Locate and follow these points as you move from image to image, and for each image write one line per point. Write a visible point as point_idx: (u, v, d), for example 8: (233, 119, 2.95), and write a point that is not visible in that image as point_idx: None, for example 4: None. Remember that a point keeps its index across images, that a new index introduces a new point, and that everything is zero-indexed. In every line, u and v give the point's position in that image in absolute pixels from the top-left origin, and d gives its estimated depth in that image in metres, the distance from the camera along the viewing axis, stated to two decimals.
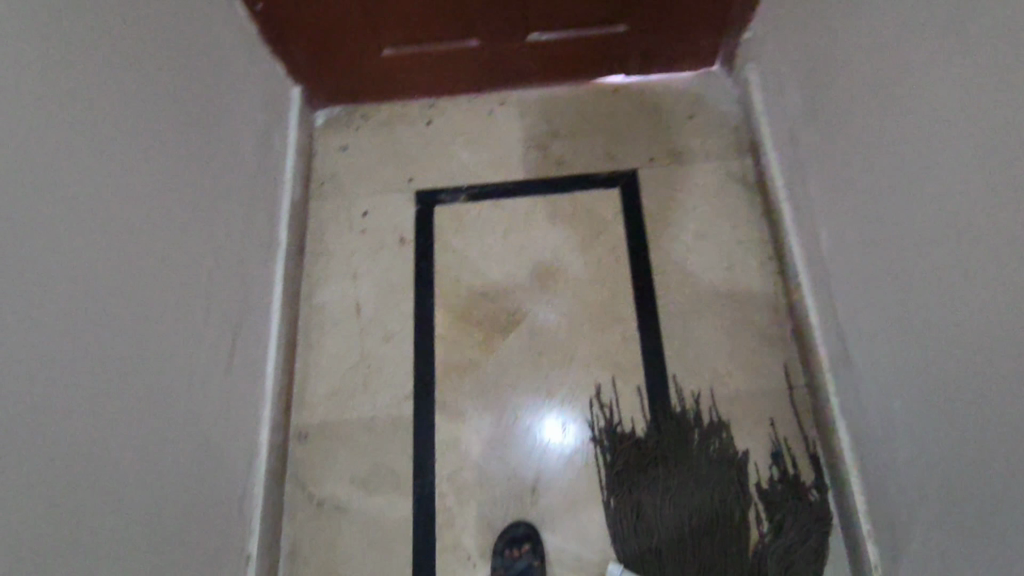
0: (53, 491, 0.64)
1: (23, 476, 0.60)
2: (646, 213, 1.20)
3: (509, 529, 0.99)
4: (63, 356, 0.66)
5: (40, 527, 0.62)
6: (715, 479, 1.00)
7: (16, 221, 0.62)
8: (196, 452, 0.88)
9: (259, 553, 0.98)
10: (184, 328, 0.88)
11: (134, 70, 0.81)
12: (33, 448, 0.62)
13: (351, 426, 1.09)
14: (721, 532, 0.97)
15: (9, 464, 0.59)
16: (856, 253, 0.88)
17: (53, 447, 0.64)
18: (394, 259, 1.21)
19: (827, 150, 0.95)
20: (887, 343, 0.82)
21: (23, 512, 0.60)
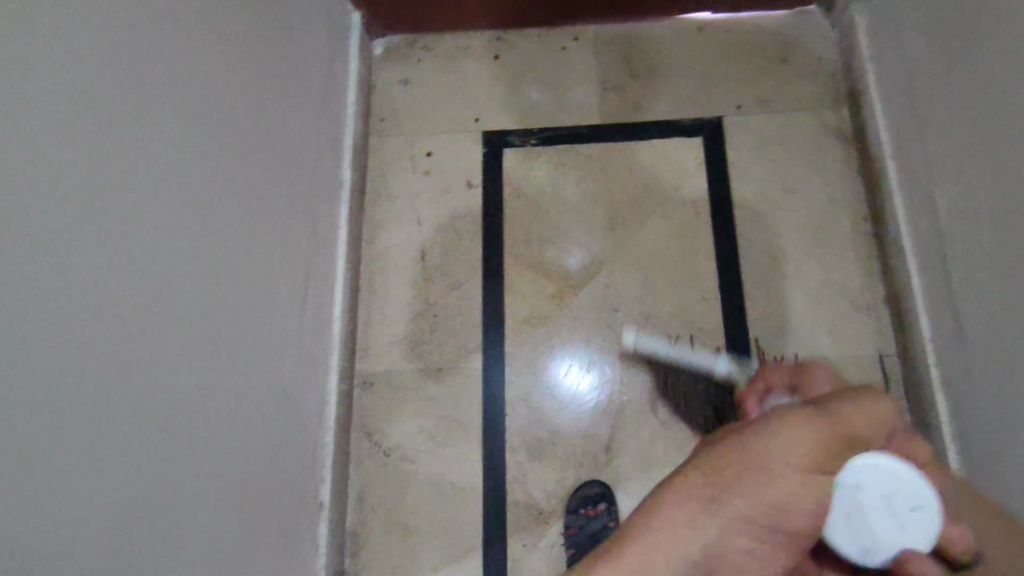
0: (153, 444, 0.61)
1: (119, 440, 0.56)
2: (732, 165, 1.13)
3: (586, 488, 0.97)
4: (153, 306, 0.62)
5: (142, 484, 0.59)
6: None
7: (99, 158, 0.56)
8: (271, 402, 0.85)
9: (330, 500, 0.96)
10: (258, 272, 0.83)
11: None
12: (133, 402, 0.58)
13: (418, 375, 1.06)
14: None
15: (109, 421, 0.55)
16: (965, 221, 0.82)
17: (150, 399, 0.61)
18: (461, 204, 1.15)
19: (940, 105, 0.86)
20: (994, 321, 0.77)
21: (124, 469, 0.57)
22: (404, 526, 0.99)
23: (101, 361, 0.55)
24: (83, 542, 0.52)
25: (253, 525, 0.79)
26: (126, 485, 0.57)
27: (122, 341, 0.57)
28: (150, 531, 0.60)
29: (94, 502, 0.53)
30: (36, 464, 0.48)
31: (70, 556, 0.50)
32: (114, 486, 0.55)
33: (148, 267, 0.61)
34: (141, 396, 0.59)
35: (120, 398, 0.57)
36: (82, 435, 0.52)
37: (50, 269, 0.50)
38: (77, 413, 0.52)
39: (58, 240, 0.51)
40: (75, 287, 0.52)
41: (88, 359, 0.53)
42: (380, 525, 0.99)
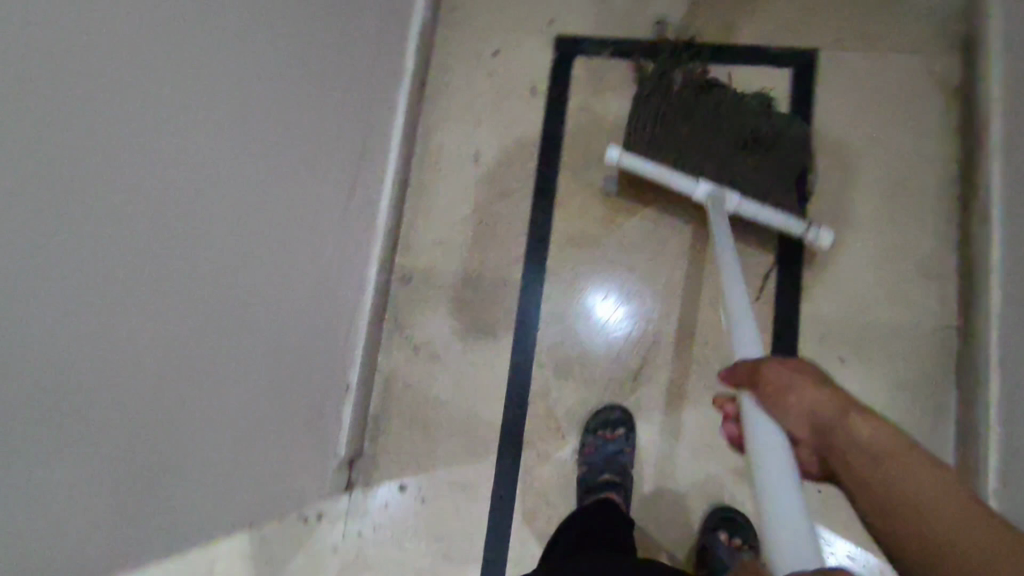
0: (196, 299, 0.62)
1: (161, 288, 0.57)
2: (818, 105, 1.04)
3: (594, 422, 0.97)
4: (208, 165, 0.61)
5: (183, 334, 0.61)
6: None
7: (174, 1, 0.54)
8: (310, 281, 0.85)
9: (357, 385, 0.99)
10: (310, 150, 0.82)
11: None
12: (182, 255, 0.59)
13: (455, 278, 1.06)
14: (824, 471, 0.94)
15: (157, 267, 0.56)
16: None
17: (198, 255, 0.62)
18: (522, 111, 1.11)
19: None
20: None
21: (169, 318, 0.59)
22: (424, 420, 1.02)
23: (152, 209, 0.54)
24: (120, 377, 0.53)
25: (280, 393, 0.82)
26: (164, 333, 0.58)
27: (175, 193, 0.57)
28: (180, 380, 0.62)
29: (132, 344, 0.54)
30: (87, 295, 0.49)
31: (107, 388, 0.52)
32: (154, 329, 0.57)
33: (208, 126, 0.61)
34: (186, 249, 0.60)
35: (167, 248, 0.57)
36: (131, 278, 0.53)
37: (121, 104, 0.49)
38: (129, 258, 0.52)
39: (129, 76, 0.49)
40: (140, 130, 0.51)
41: (142, 204, 0.53)
42: (402, 414, 1.02)
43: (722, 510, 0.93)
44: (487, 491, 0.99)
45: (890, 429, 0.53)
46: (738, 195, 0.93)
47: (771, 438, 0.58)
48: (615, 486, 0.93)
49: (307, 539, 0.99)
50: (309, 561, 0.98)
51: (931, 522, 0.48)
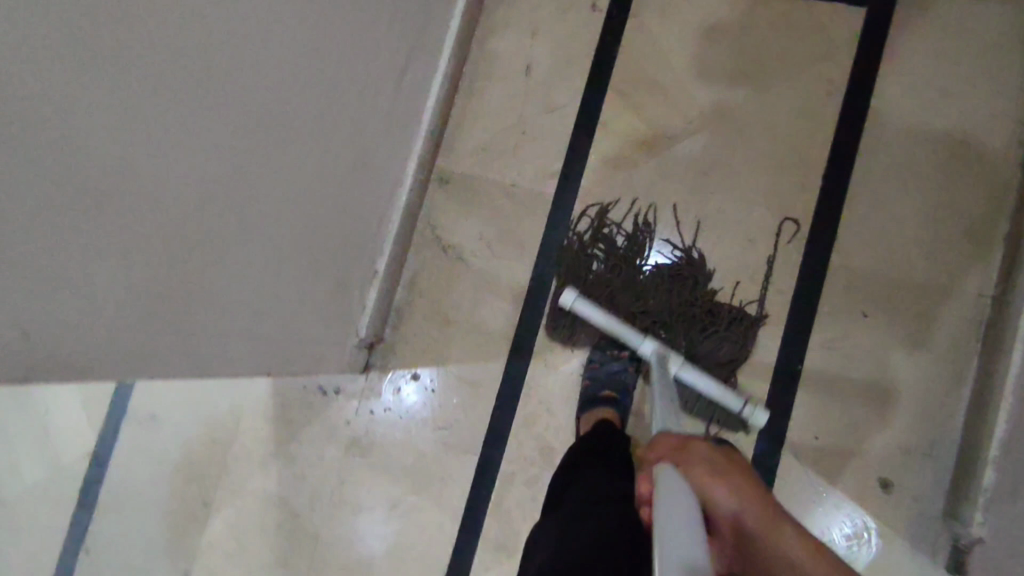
0: (246, 152, 0.66)
1: (223, 133, 0.61)
2: (888, 51, 0.99)
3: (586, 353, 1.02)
4: (274, 26, 0.64)
5: (234, 183, 0.66)
6: (841, 369, 0.95)
7: None
8: (354, 165, 0.89)
9: (385, 274, 1.04)
10: (368, 35, 0.84)
11: None
12: (243, 108, 0.64)
13: (492, 186, 1.08)
14: (825, 419, 0.95)
15: (215, 113, 0.59)
16: None
17: (253, 111, 0.65)
18: (581, 26, 1.09)
19: None
20: None
21: (223, 165, 0.63)
22: (444, 317, 1.06)
23: (225, 53, 0.58)
24: (179, 205, 0.59)
25: (313, 265, 0.87)
26: (217, 178, 0.63)
27: (245, 41, 0.60)
28: (227, 225, 0.67)
29: (189, 179, 0.59)
30: (165, 118, 0.53)
31: (169, 211, 0.57)
32: (208, 172, 0.62)
33: None
34: (248, 101, 0.64)
35: (234, 96, 0.61)
36: (198, 117, 0.57)
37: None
38: (201, 96, 0.57)
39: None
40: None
41: (217, 44, 0.56)
42: (424, 309, 1.07)
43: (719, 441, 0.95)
44: (493, 391, 1.03)
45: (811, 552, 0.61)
46: (679, 363, 0.91)
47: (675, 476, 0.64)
48: (611, 401, 0.97)
49: (324, 410, 1.07)
50: (324, 430, 1.06)
51: None
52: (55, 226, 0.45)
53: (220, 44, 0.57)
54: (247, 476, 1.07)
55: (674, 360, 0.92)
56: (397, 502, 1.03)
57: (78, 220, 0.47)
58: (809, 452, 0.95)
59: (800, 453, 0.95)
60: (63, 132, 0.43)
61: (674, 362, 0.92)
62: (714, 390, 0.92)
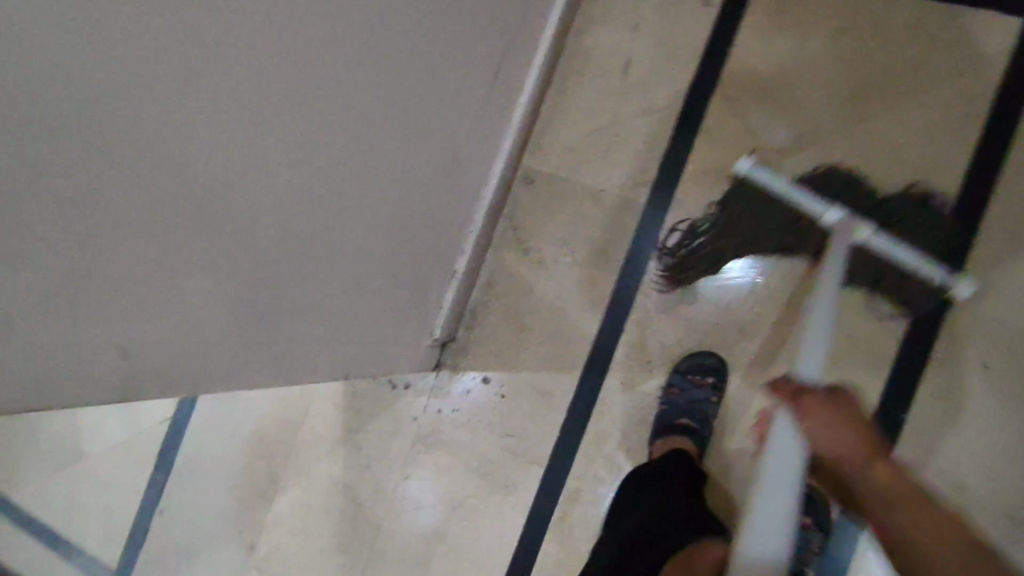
0: (330, 157, 0.65)
1: (310, 138, 0.60)
2: None
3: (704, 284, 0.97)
4: (365, 23, 0.62)
5: (318, 188, 0.65)
6: (951, 421, 0.89)
7: None
8: (442, 164, 0.87)
9: (463, 273, 1.02)
10: (465, 30, 0.80)
11: None
12: (332, 114, 0.62)
13: (578, 189, 1.03)
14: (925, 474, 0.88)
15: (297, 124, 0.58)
16: None
17: (340, 115, 0.63)
18: (688, 21, 1.01)
19: None
20: None
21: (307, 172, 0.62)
22: (519, 322, 1.03)
23: (311, 54, 0.56)
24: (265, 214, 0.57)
25: (392, 267, 0.86)
26: (301, 186, 0.62)
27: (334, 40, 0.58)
28: (311, 228, 0.66)
29: (272, 187, 0.57)
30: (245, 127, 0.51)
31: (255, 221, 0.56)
32: (294, 180, 0.60)
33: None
34: (335, 103, 0.62)
35: (321, 98, 0.59)
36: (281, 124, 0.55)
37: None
38: (287, 102, 0.55)
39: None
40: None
41: (302, 46, 0.54)
42: (499, 312, 1.04)
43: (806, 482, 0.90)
44: (565, 404, 1.00)
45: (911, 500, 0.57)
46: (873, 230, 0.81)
47: (793, 457, 0.64)
48: (690, 431, 0.93)
49: (392, 404, 1.07)
50: (391, 423, 1.06)
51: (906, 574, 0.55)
52: (141, 245, 0.45)
53: (310, 46, 0.55)
54: (314, 460, 1.08)
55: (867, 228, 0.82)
56: (459, 505, 1.02)
57: (160, 234, 0.46)
58: None
59: None
60: (144, 153, 0.42)
61: (868, 229, 0.82)
62: (918, 258, 0.82)
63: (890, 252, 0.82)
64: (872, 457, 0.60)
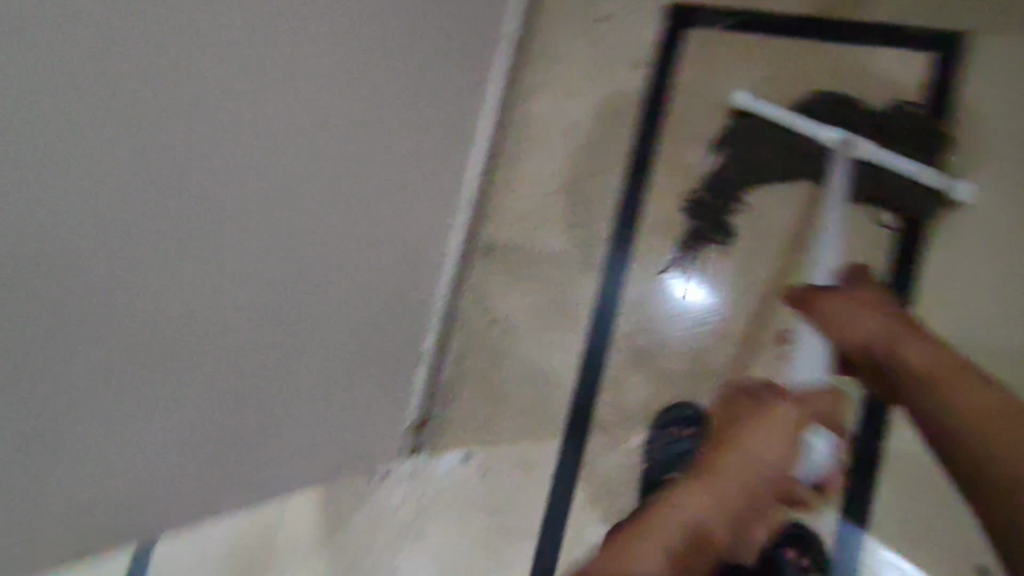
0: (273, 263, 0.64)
1: (244, 244, 0.59)
2: (959, 100, 0.94)
3: (676, 267, 1.00)
4: (302, 127, 0.63)
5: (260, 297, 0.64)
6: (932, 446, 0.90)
7: None
8: (400, 249, 0.88)
9: (431, 352, 1.02)
10: (407, 121, 0.83)
11: None
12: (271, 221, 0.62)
13: (537, 255, 1.05)
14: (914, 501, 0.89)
15: (224, 238, 0.57)
16: None
17: (281, 220, 0.63)
18: (623, 85, 1.06)
19: None
20: None
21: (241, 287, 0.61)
22: (492, 394, 1.03)
23: (240, 162, 0.56)
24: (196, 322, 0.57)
25: (356, 360, 0.84)
26: (237, 300, 0.61)
27: (266, 148, 0.59)
28: (261, 327, 0.66)
29: (195, 303, 0.56)
30: (161, 240, 0.51)
31: (177, 327, 0.55)
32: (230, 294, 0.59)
33: (301, 100, 0.62)
34: (279, 208, 0.62)
35: (253, 203, 0.59)
36: (209, 232, 0.55)
37: (214, 49, 0.51)
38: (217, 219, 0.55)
39: (229, 24, 0.52)
40: (235, 81, 0.53)
41: (230, 157, 0.55)
42: (472, 386, 1.03)
43: (800, 525, 0.90)
44: (549, 473, 0.98)
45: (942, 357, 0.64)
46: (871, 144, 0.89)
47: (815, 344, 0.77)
48: None
49: (371, 495, 1.03)
50: (372, 517, 1.02)
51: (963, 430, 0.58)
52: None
53: (241, 163, 0.56)
54: None
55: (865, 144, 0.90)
56: None
57: (46, 353, 0.44)
58: (897, 536, 0.89)
59: (889, 537, 0.89)
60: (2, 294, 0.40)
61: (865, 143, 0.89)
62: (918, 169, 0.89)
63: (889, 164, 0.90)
64: (901, 332, 0.68)
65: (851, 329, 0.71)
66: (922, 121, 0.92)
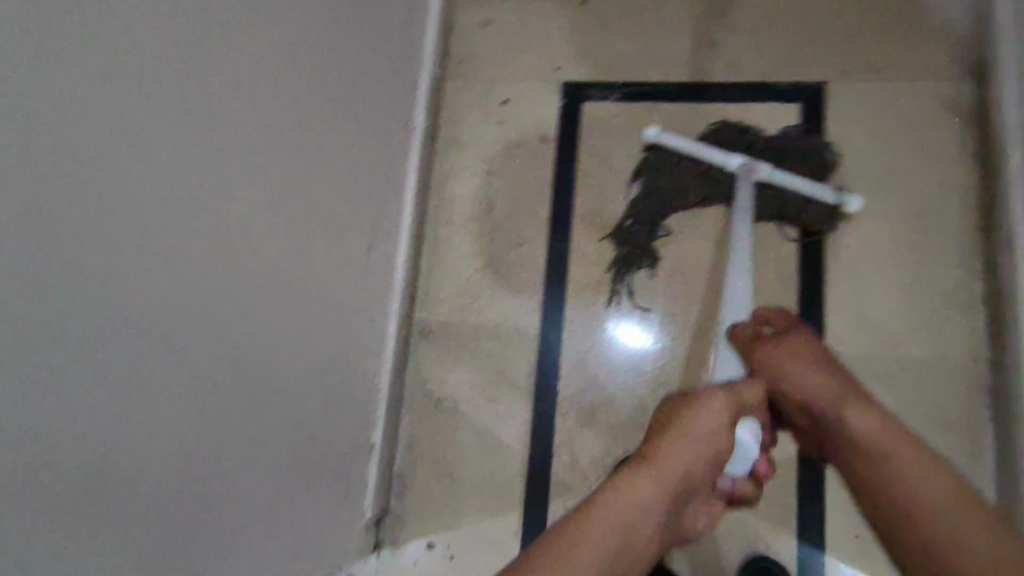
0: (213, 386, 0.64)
1: (181, 369, 0.59)
2: (830, 138, 1.05)
3: (629, 303, 1.05)
4: (218, 243, 0.64)
5: (206, 423, 0.64)
6: None
7: (178, 120, 0.57)
8: (335, 346, 0.89)
9: (381, 444, 1.01)
10: (327, 222, 0.85)
11: None
12: (204, 345, 0.63)
13: (474, 330, 1.07)
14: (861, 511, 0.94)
15: (165, 373, 0.58)
16: None
17: (213, 341, 0.64)
18: (533, 159, 1.12)
19: None
20: None
21: (186, 417, 0.61)
22: (449, 475, 1.03)
23: (160, 289, 0.56)
24: (152, 460, 0.56)
25: (305, 465, 0.83)
26: (183, 432, 0.60)
27: (186, 269, 0.60)
28: (211, 451, 0.65)
29: (151, 444, 0.56)
30: (98, 386, 0.50)
31: (136, 470, 0.55)
32: (175, 427, 0.59)
33: (219, 222, 0.64)
34: (204, 325, 0.62)
35: (182, 327, 0.59)
36: (143, 366, 0.55)
37: (119, 185, 0.51)
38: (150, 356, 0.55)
39: (132, 159, 0.52)
40: (145, 212, 0.54)
41: (149, 287, 0.55)
42: (428, 469, 1.04)
43: (762, 556, 0.93)
44: (516, 547, 0.99)
45: (875, 415, 0.70)
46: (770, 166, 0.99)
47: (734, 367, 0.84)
48: None
49: None
50: None
51: (895, 475, 0.64)
52: None
53: (165, 294, 0.57)
54: None
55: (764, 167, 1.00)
56: None
57: (22, 529, 0.44)
58: (852, 551, 0.93)
59: (845, 553, 0.93)
60: None
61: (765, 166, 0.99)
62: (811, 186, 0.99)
63: (786, 184, 1.00)
64: (839, 382, 0.74)
65: (790, 381, 0.77)
66: (809, 144, 1.04)
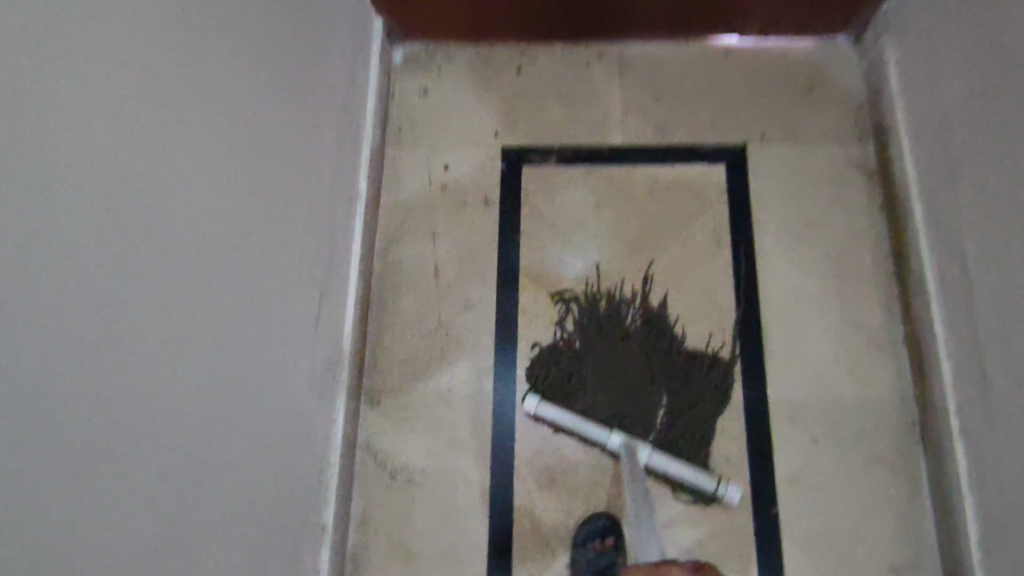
0: (164, 475, 0.61)
1: (127, 461, 0.56)
2: (751, 199, 1.13)
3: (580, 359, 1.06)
4: (161, 323, 0.61)
5: (156, 518, 0.60)
6: (816, 501, 0.99)
7: (125, 201, 0.56)
8: (282, 421, 0.85)
9: (334, 525, 0.96)
10: (269, 293, 0.83)
11: (230, 22, 0.73)
12: (155, 433, 0.60)
13: (426, 396, 1.05)
14: (816, 554, 0.96)
15: (117, 465, 0.54)
16: (1001, 284, 0.83)
17: (164, 428, 0.61)
18: (477, 222, 1.14)
19: (979, 165, 0.88)
20: (1015, 382, 0.81)
21: (137, 513, 0.57)
22: (407, 550, 0.99)
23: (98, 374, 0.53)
24: (95, 563, 0.52)
25: (255, 553, 0.78)
26: (134, 529, 0.57)
27: (133, 355, 0.57)
28: (159, 550, 0.60)
29: (99, 545, 0.52)
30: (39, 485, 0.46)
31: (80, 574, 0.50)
32: (124, 525, 0.55)
33: (164, 304, 0.61)
34: (150, 412, 0.59)
35: (129, 415, 0.56)
36: (77, 459, 0.50)
37: (51, 265, 0.48)
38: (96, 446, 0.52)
39: (72, 238, 0.50)
40: (77, 292, 0.51)
41: (88, 373, 0.52)
42: (384, 547, 0.99)
43: None
44: None
45: None
46: (648, 450, 0.98)
47: None
48: None
49: None
50: None
51: None
52: None
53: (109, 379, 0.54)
54: None
55: (643, 448, 0.99)
56: None
57: None
58: None
59: None
60: None
61: (644, 448, 0.99)
62: (689, 471, 0.98)
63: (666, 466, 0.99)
64: None
65: None
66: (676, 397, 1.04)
